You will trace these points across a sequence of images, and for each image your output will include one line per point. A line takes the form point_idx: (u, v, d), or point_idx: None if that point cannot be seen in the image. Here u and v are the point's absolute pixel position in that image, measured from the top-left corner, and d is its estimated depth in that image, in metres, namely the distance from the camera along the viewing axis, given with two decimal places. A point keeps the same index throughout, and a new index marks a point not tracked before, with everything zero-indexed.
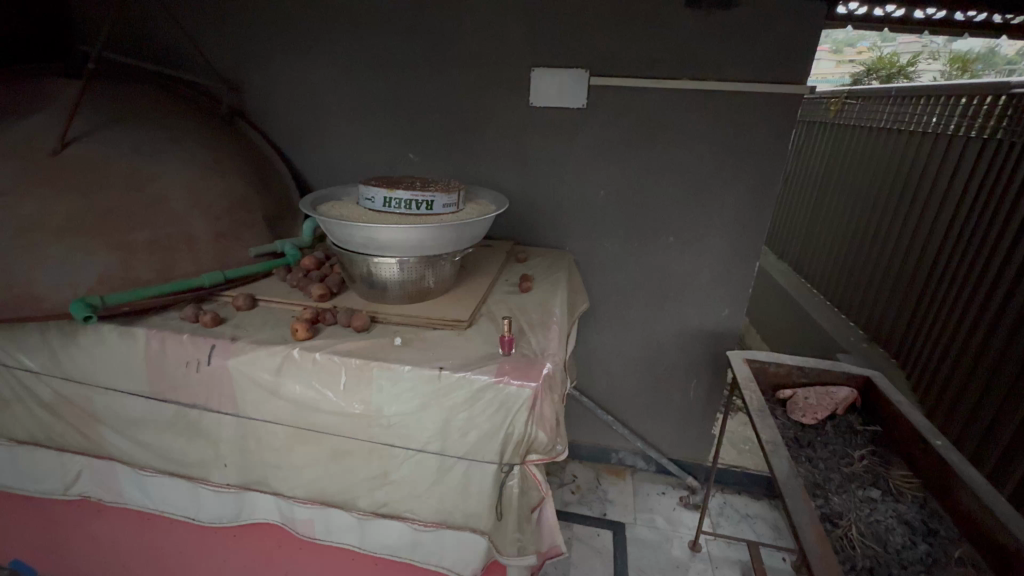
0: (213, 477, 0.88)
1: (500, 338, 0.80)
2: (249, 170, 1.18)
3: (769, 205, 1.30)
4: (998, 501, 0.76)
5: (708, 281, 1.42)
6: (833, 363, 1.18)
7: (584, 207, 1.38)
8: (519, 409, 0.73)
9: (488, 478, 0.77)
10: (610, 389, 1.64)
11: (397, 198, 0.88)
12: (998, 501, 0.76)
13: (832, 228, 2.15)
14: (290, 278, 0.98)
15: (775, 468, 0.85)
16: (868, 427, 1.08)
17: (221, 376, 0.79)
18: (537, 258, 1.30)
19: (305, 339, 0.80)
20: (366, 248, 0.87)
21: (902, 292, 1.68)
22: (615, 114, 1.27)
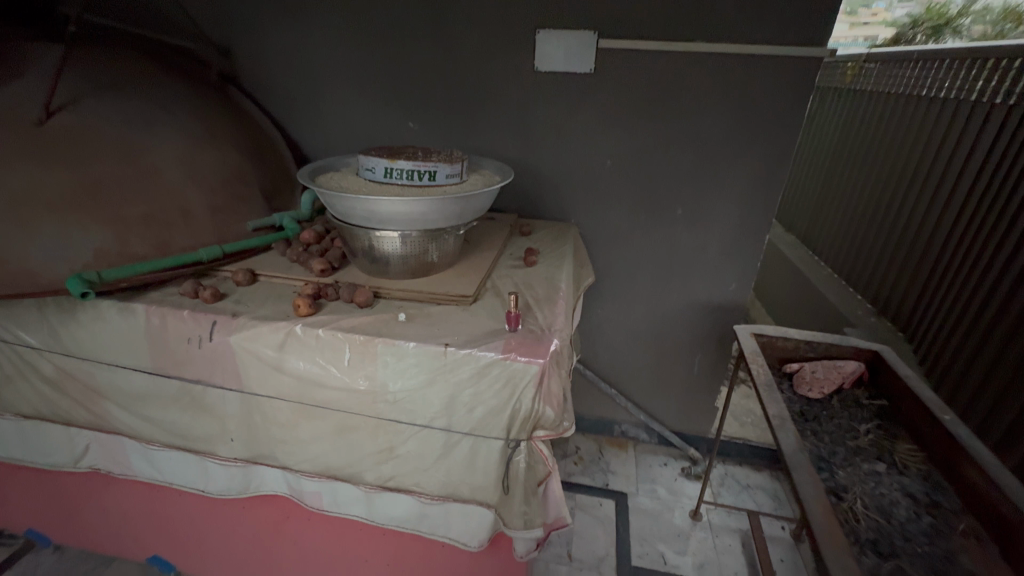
0: (220, 452, 0.88)
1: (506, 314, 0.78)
2: (243, 142, 1.14)
3: (781, 176, 1.26)
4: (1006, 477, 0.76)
5: (715, 255, 1.39)
6: (841, 337, 1.16)
7: (590, 178, 1.35)
8: (526, 385, 0.72)
9: (495, 453, 0.77)
10: (614, 363, 1.63)
11: (399, 168, 0.85)
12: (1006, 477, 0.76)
13: (843, 199, 2.10)
14: (290, 252, 0.95)
15: (782, 443, 0.84)
16: (874, 401, 1.07)
17: (224, 352, 0.78)
18: (542, 231, 1.27)
19: (307, 315, 0.79)
20: (368, 221, 0.84)
21: (915, 267, 1.65)
22: (624, 80, 1.22)
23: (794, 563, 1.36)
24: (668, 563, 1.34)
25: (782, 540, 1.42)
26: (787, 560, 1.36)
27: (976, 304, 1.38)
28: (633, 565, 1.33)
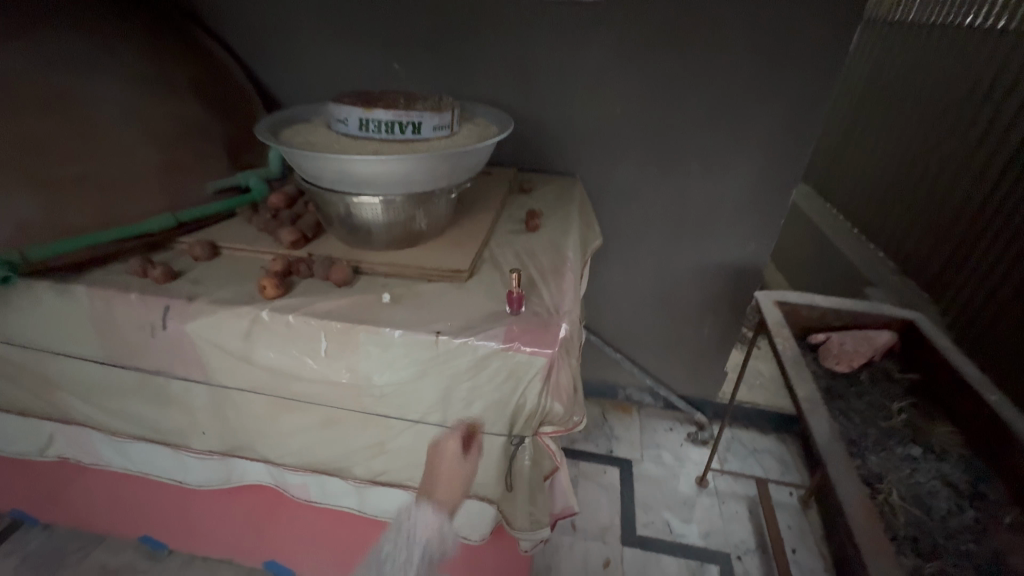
0: (193, 445, 0.80)
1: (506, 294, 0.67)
2: (205, 89, 0.98)
3: (814, 123, 1.11)
4: None
5: (735, 212, 1.26)
6: (872, 305, 1.07)
7: (598, 126, 1.19)
8: (531, 380, 0.62)
9: (496, 450, 0.68)
10: (620, 327, 1.54)
11: (376, 119, 0.71)
12: None
13: (860, 147, 1.86)
14: (256, 219, 0.82)
15: (815, 431, 0.76)
16: (906, 375, 0.99)
17: (182, 342, 0.68)
18: (544, 187, 1.13)
19: (275, 298, 0.68)
20: (341, 184, 0.71)
21: (942, 226, 1.48)
22: (640, 9, 1.04)
23: (802, 530, 1.33)
24: (674, 532, 1.31)
25: (790, 507, 1.39)
26: (794, 526, 1.34)
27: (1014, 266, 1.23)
28: (638, 535, 1.30)
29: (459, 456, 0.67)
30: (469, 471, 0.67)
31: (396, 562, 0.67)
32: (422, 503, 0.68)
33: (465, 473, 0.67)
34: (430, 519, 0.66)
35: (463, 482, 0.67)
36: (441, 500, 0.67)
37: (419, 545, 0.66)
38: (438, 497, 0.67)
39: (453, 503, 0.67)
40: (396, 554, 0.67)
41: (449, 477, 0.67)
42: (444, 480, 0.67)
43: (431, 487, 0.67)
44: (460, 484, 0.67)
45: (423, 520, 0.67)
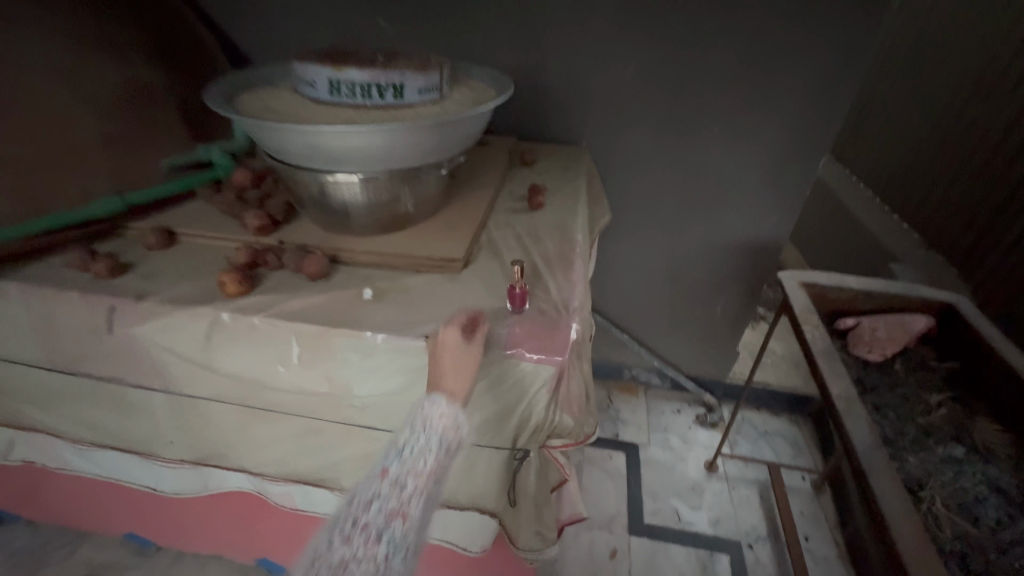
0: (163, 454, 0.72)
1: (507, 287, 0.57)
2: (150, 36, 0.81)
3: (851, 81, 0.98)
4: None
5: (757, 184, 1.14)
6: (907, 286, 0.97)
7: (606, 88, 1.06)
8: (538, 392, 0.54)
9: (498, 463, 0.60)
10: (628, 307, 1.45)
11: (349, 82, 0.59)
12: None
13: (885, 105, 1.69)
14: (217, 200, 0.72)
15: (853, 435, 0.68)
16: (944, 363, 0.91)
17: (133, 348, 0.59)
18: (547, 158, 1.01)
19: (237, 297, 0.58)
20: (311, 161, 0.60)
21: (970, 198, 1.34)
22: None
23: (815, 516, 1.29)
24: (683, 520, 1.27)
25: (802, 492, 1.34)
26: (807, 512, 1.29)
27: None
28: (645, 524, 1.26)
29: (464, 341, 0.50)
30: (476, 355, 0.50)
31: (415, 452, 0.46)
32: (434, 395, 0.48)
33: (474, 357, 0.50)
34: (445, 409, 0.47)
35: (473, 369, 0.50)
36: (453, 391, 0.48)
37: (438, 436, 0.47)
38: (448, 388, 0.48)
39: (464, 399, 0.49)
40: (412, 445, 0.46)
41: (458, 366, 0.49)
42: (452, 370, 0.49)
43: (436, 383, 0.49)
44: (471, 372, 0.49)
45: (437, 409, 0.47)
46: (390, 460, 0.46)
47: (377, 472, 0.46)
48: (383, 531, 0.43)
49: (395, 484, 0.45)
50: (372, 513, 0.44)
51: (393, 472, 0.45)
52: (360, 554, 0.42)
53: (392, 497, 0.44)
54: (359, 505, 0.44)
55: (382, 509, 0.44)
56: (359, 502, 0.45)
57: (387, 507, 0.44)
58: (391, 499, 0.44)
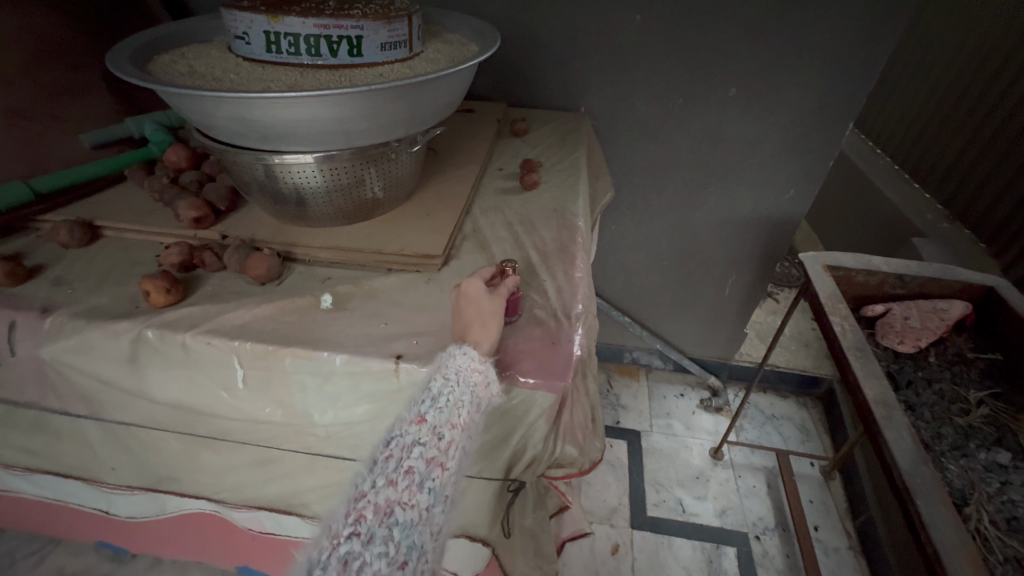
0: (108, 479, 0.63)
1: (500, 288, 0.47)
2: None
3: (897, 30, 0.84)
4: None
5: (777, 153, 1.02)
6: (942, 268, 0.88)
7: (608, 45, 0.93)
8: (535, 423, 0.44)
9: (486, 499, 0.51)
10: (630, 289, 1.35)
11: (290, 34, 0.47)
12: None
13: (915, 63, 1.55)
14: (149, 185, 0.60)
15: (892, 445, 0.60)
16: (983, 355, 0.82)
17: (44, 371, 0.49)
18: (542, 127, 0.89)
19: (166, 307, 0.48)
20: (249, 139, 0.49)
21: (1003, 163, 1.22)
22: None
23: (825, 505, 1.23)
24: (687, 512, 1.21)
25: (811, 479, 1.28)
26: (816, 501, 1.24)
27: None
28: (648, 516, 1.20)
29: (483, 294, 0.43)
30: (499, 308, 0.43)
31: (452, 403, 0.38)
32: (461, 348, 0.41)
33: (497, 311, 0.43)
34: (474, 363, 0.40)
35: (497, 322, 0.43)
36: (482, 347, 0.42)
37: (472, 391, 0.39)
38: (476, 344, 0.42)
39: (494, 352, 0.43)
40: (447, 397, 0.38)
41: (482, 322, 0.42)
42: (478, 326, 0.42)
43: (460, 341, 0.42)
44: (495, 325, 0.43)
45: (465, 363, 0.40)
46: (425, 406, 0.38)
47: (411, 418, 0.38)
48: (428, 479, 0.36)
49: (435, 432, 0.38)
50: (414, 457, 0.36)
51: (432, 417, 0.38)
52: (406, 498, 0.35)
53: (433, 443, 0.37)
54: (398, 449, 0.37)
55: (425, 455, 0.37)
56: (395, 445, 0.37)
57: (430, 453, 0.37)
58: (433, 446, 0.37)
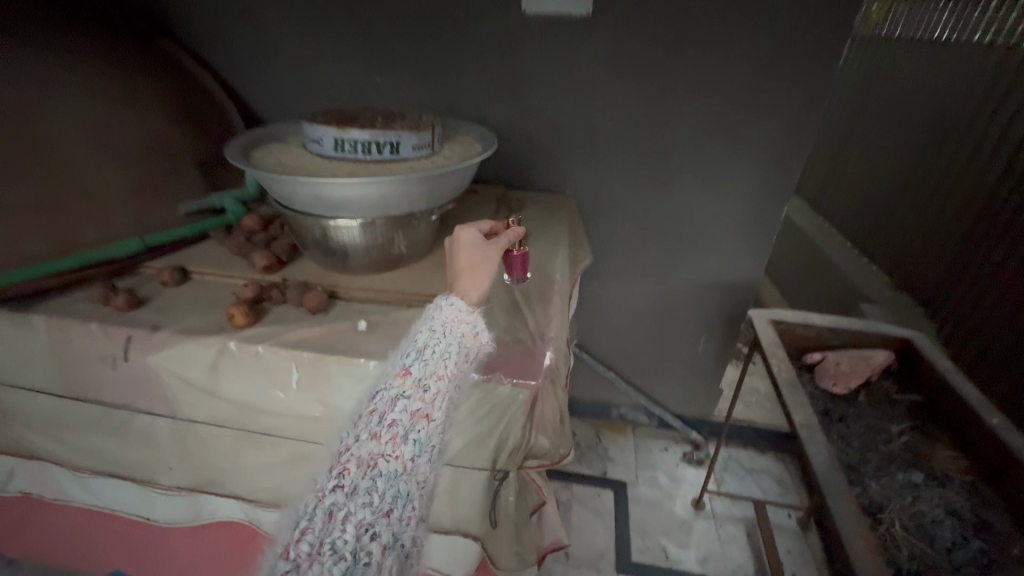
0: (161, 479, 0.76)
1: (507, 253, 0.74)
2: (176, 104, 0.93)
3: (812, 140, 1.06)
4: None
5: (731, 230, 1.22)
6: (868, 323, 1.04)
7: (587, 143, 1.14)
8: (515, 414, 0.59)
9: (479, 486, 0.64)
10: (614, 346, 1.49)
11: (352, 139, 0.68)
12: None
13: (858, 157, 1.84)
14: (228, 242, 0.80)
15: (811, 457, 0.73)
16: (907, 396, 0.95)
17: (146, 375, 0.64)
18: (532, 205, 1.09)
19: (244, 326, 0.64)
20: (315, 207, 0.68)
21: (954, 233, 1.39)
22: (628, 25, 1.00)
23: (801, 554, 1.29)
24: (670, 557, 1.27)
25: (789, 530, 1.35)
26: (794, 551, 1.30)
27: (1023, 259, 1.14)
28: (633, 562, 1.26)
29: (480, 243, 0.62)
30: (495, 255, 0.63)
31: (434, 357, 0.54)
32: (452, 293, 0.61)
33: (491, 258, 0.63)
34: (463, 310, 0.59)
35: (491, 267, 0.63)
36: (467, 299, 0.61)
37: (457, 342, 0.57)
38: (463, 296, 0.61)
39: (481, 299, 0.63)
40: (432, 350, 0.54)
41: (473, 265, 0.62)
42: (467, 270, 0.62)
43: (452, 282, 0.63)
44: (485, 271, 0.63)
45: (453, 310, 0.59)
46: (411, 361, 0.54)
47: (399, 372, 0.53)
48: (409, 430, 0.50)
49: (418, 387, 0.52)
50: (398, 413, 0.50)
51: (416, 372, 0.53)
52: (388, 451, 0.48)
53: (415, 399, 0.51)
54: (385, 405, 0.50)
55: (407, 409, 0.50)
56: (383, 402, 0.50)
57: (411, 407, 0.50)
58: (414, 401, 0.51)
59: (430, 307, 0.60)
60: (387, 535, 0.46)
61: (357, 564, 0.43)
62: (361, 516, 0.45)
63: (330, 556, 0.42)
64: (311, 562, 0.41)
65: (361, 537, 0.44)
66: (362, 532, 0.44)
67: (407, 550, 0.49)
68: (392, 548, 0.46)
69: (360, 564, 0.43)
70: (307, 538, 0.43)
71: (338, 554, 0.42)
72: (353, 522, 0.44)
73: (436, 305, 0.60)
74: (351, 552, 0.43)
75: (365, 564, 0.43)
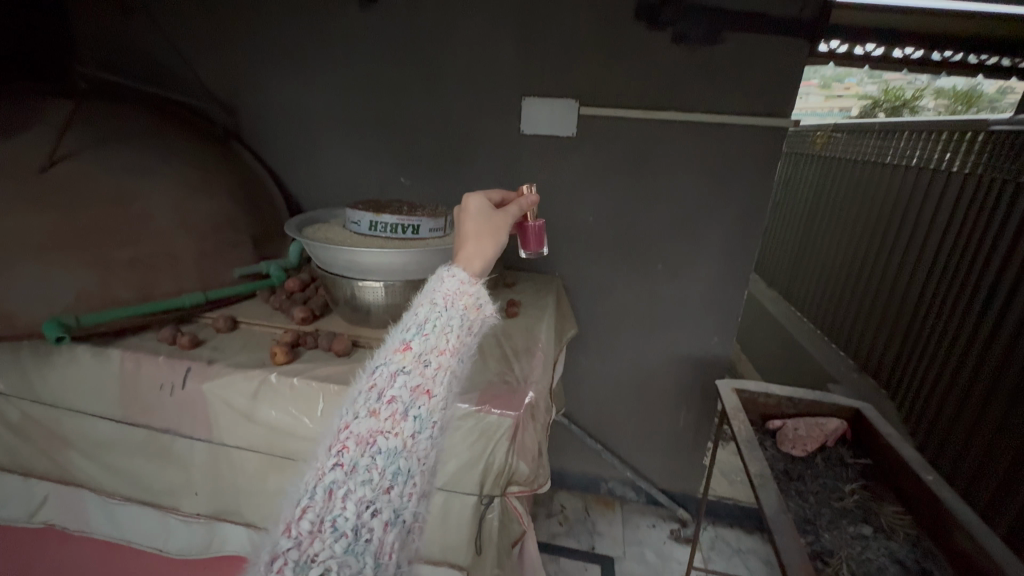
0: (185, 505, 0.85)
1: (520, 226, 0.74)
2: (239, 189, 1.14)
3: (759, 236, 1.27)
4: (1000, 549, 0.74)
5: (700, 310, 1.39)
6: (824, 393, 1.16)
7: (573, 234, 1.35)
8: (501, 440, 0.71)
9: (467, 511, 0.74)
10: (601, 418, 1.58)
11: (383, 222, 0.88)
12: (1001, 550, 0.75)
13: (820, 257, 2.12)
14: (273, 300, 0.97)
15: (763, 502, 0.83)
16: (859, 460, 1.06)
17: (196, 401, 0.77)
18: (525, 282, 1.27)
19: (283, 363, 0.79)
20: (349, 271, 0.87)
21: (899, 318, 1.59)
22: (604, 143, 1.25)
23: None
24: None
25: None
26: None
27: (962, 347, 1.31)
28: None
29: (489, 212, 0.62)
30: (503, 224, 0.62)
31: (437, 328, 0.55)
32: (455, 264, 0.60)
33: (500, 226, 0.62)
34: (466, 282, 0.58)
35: (498, 237, 0.62)
36: (471, 268, 0.60)
37: (461, 314, 0.57)
38: (468, 264, 0.60)
39: (485, 269, 0.62)
40: (435, 322, 0.55)
41: (481, 232, 0.61)
42: (474, 237, 0.61)
43: (457, 250, 0.61)
44: (492, 240, 0.62)
45: (456, 282, 0.58)
46: (412, 336, 0.54)
47: (399, 347, 0.53)
48: (409, 407, 0.50)
49: (417, 361, 0.52)
50: (397, 389, 0.50)
51: (416, 347, 0.53)
52: (387, 429, 0.49)
53: (415, 374, 0.52)
54: (384, 381, 0.51)
55: (407, 384, 0.51)
56: (383, 377, 0.51)
57: (411, 383, 0.51)
58: (413, 376, 0.51)
59: (432, 279, 0.59)
60: (388, 511, 0.47)
61: (359, 538, 0.46)
62: (361, 494, 0.46)
63: (331, 532, 0.45)
64: (313, 539, 0.44)
65: (362, 514, 0.46)
66: (362, 509, 0.46)
67: (409, 525, 0.51)
68: (393, 524, 0.48)
69: (361, 540, 0.45)
70: (308, 516, 0.45)
71: (339, 531, 0.45)
72: (353, 500, 0.46)
73: (439, 277, 0.59)
74: (352, 529, 0.45)
75: (366, 540, 0.46)
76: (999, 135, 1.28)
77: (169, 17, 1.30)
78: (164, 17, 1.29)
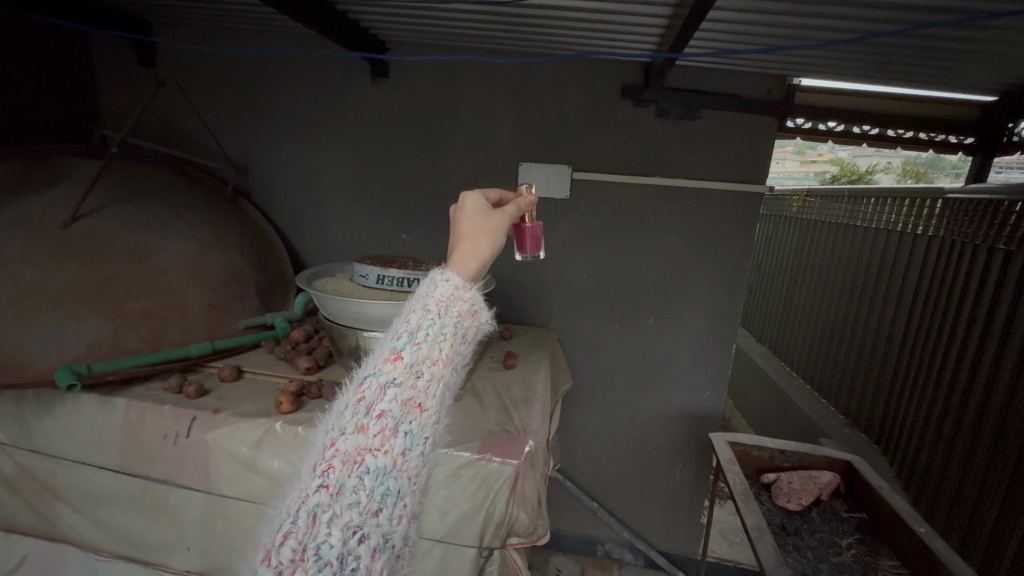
0: (174, 561, 0.83)
1: (517, 227, 0.71)
2: (248, 245, 1.20)
3: (743, 292, 1.35)
4: None
5: (689, 363, 1.43)
6: (815, 446, 1.17)
7: (568, 289, 1.42)
8: (501, 488, 0.72)
9: (465, 565, 0.74)
10: (597, 474, 1.57)
11: (390, 276, 0.93)
12: None
13: (806, 312, 2.20)
14: (278, 350, 1.00)
15: (762, 556, 0.83)
16: (854, 514, 1.07)
17: (199, 450, 0.78)
18: (521, 335, 1.31)
19: (288, 413, 0.80)
20: (357, 322, 0.91)
21: (885, 369, 1.63)
22: (596, 206, 1.34)
23: None
24: None
25: None
26: None
27: (951, 399, 1.33)
28: None
29: (486, 211, 0.57)
30: (501, 223, 0.57)
31: (429, 339, 0.50)
32: (449, 267, 0.54)
33: (497, 224, 0.57)
34: (460, 286, 0.53)
35: (496, 236, 0.56)
36: (466, 270, 0.54)
37: (456, 319, 0.52)
38: (462, 266, 0.54)
39: (481, 271, 0.56)
40: (427, 330, 0.50)
41: (476, 232, 0.56)
42: (469, 236, 0.55)
43: (451, 251, 0.56)
44: (489, 240, 0.56)
45: (449, 287, 0.53)
46: (403, 345, 0.50)
47: (388, 358, 0.49)
48: (399, 423, 0.48)
49: (409, 373, 0.49)
50: (387, 403, 0.47)
51: (407, 358, 0.49)
52: (375, 446, 0.47)
53: (405, 387, 0.48)
54: (373, 394, 0.48)
55: (397, 398, 0.48)
56: (372, 391, 0.48)
57: (402, 397, 0.48)
58: (404, 389, 0.48)
59: (423, 284, 0.54)
60: (376, 537, 0.46)
61: (344, 566, 0.44)
62: (347, 518, 0.45)
63: (314, 561, 0.43)
64: (295, 568, 0.43)
65: (348, 541, 0.45)
66: (348, 535, 0.45)
67: (397, 550, 0.50)
68: (381, 550, 0.47)
69: (346, 568, 0.44)
70: (289, 544, 0.44)
71: (323, 559, 0.44)
72: (339, 525, 0.45)
73: (431, 280, 0.54)
74: (337, 557, 0.44)
75: (352, 568, 0.45)
76: (955, 203, 1.40)
77: (192, 89, 1.41)
78: (189, 88, 1.40)
